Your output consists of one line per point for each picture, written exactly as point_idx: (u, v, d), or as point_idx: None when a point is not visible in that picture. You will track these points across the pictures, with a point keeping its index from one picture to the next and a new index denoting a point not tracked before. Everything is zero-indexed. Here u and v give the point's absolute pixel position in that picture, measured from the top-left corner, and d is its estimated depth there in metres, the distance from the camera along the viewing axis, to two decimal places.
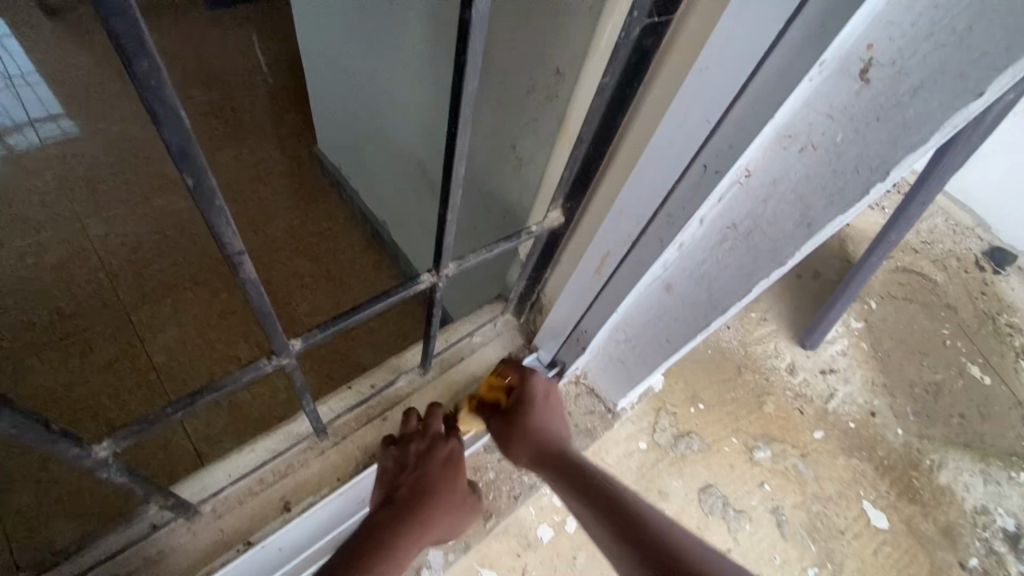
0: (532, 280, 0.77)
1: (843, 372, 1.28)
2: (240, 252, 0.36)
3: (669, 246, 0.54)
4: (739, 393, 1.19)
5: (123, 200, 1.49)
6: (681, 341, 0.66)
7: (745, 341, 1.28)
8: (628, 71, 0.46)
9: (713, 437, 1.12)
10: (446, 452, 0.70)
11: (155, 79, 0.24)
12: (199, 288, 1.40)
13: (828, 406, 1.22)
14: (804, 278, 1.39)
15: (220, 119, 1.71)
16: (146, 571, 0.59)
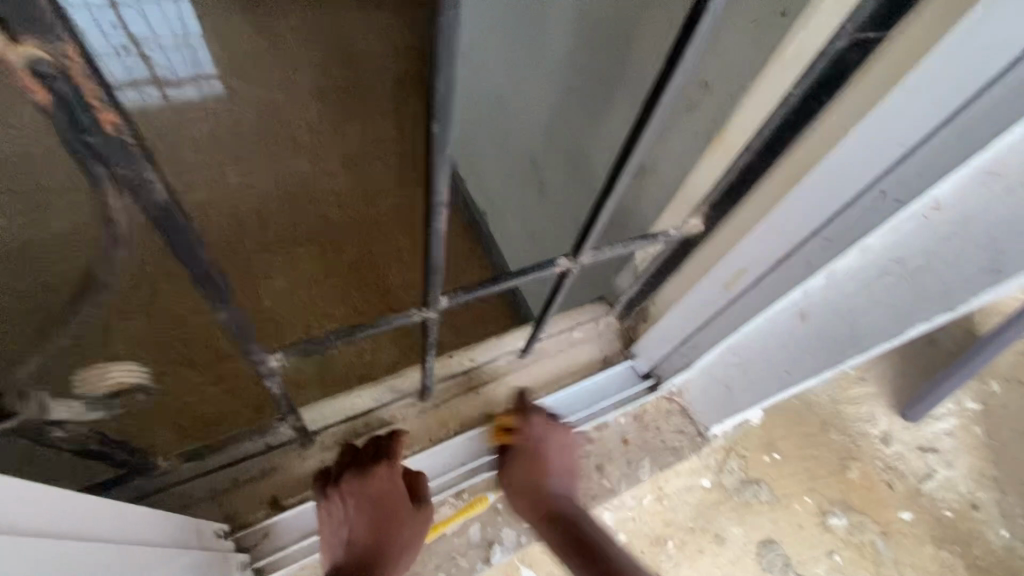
0: (646, 287, 0.76)
1: (947, 455, 1.15)
2: (446, 206, 0.43)
3: (817, 271, 0.52)
4: (821, 451, 1.10)
5: (260, 157, 1.65)
6: (805, 376, 0.63)
7: (837, 398, 1.18)
8: (819, 84, 0.44)
9: (784, 491, 1.05)
10: (382, 487, 0.62)
11: (450, 32, 0.30)
12: (310, 246, 1.52)
13: (923, 487, 1.11)
14: (916, 342, 1.26)
15: (347, 92, 1.81)
16: (260, 482, 0.66)
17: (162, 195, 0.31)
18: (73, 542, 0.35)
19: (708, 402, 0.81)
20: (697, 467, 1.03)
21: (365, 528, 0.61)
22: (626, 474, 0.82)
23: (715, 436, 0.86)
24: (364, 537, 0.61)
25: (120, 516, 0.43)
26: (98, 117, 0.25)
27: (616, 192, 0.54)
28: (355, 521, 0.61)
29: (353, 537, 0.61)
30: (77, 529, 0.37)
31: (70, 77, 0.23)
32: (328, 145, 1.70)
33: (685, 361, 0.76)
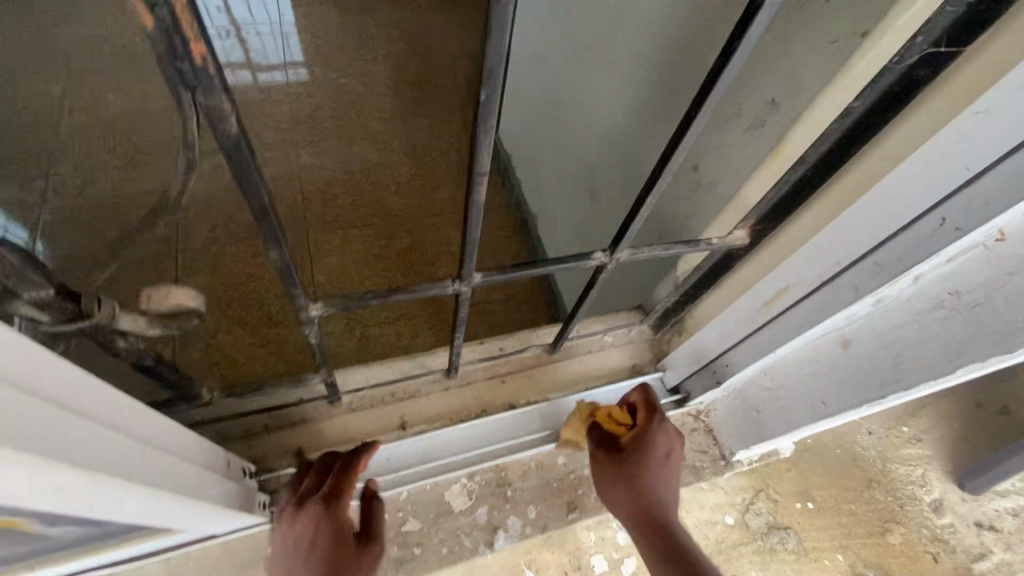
0: (684, 299, 0.75)
1: (1006, 536, 1.06)
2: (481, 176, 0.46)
3: (864, 297, 0.51)
4: (860, 509, 1.04)
5: (332, 140, 1.73)
6: (843, 408, 0.59)
7: (886, 454, 1.10)
8: (885, 99, 0.42)
9: (814, 544, 1.00)
10: (313, 525, 0.60)
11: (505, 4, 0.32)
12: (365, 229, 1.59)
13: (974, 566, 1.02)
14: (985, 408, 1.17)
15: (420, 88, 1.86)
16: (290, 430, 0.70)
17: (232, 124, 0.34)
18: (138, 442, 0.40)
19: (736, 426, 0.78)
20: (722, 502, 1.00)
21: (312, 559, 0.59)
22: None
23: (740, 461, 0.82)
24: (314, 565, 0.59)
25: (171, 431, 0.47)
26: (189, 45, 0.28)
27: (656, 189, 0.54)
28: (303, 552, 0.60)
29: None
30: (124, 398, 0.39)
31: (170, 4, 0.26)
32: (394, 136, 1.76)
33: (715, 379, 0.75)
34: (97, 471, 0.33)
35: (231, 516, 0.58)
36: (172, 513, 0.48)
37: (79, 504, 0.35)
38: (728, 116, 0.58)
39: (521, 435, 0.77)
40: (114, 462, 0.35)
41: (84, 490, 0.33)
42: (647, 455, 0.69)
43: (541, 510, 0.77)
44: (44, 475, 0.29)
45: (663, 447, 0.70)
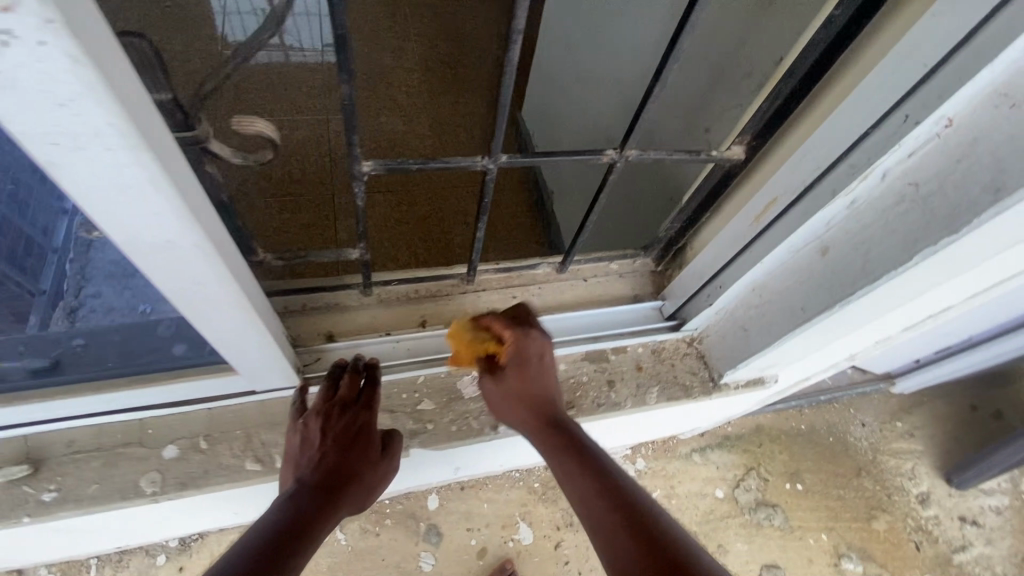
0: (687, 224, 0.82)
1: (988, 531, 1.29)
2: (520, 32, 0.51)
3: (839, 197, 0.58)
4: (847, 494, 1.28)
5: None
6: (818, 312, 0.66)
7: (878, 447, 1.35)
8: (864, 6, 0.51)
9: (800, 523, 1.24)
10: (360, 421, 0.66)
11: None
12: None
13: (954, 555, 1.25)
14: (978, 412, 1.42)
15: None
16: (325, 312, 0.78)
17: None
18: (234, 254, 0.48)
19: (723, 349, 0.85)
20: (713, 478, 1.26)
21: (325, 453, 0.63)
22: (636, 393, 0.86)
23: (729, 385, 0.89)
24: (336, 457, 0.63)
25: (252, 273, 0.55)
26: None
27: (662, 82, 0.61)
28: (325, 450, 0.63)
29: (324, 458, 0.62)
30: None
31: None
32: None
33: (708, 302, 0.82)
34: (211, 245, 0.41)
35: (274, 368, 0.66)
36: (225, 332, 0.54)
37: (177, 266, 0.42)
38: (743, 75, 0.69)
39: None
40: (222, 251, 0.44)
41: (188, 249, 0.40)
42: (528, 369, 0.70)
43: None
44: (175, 207, 0.36)
45: (536, 350, 0.70)
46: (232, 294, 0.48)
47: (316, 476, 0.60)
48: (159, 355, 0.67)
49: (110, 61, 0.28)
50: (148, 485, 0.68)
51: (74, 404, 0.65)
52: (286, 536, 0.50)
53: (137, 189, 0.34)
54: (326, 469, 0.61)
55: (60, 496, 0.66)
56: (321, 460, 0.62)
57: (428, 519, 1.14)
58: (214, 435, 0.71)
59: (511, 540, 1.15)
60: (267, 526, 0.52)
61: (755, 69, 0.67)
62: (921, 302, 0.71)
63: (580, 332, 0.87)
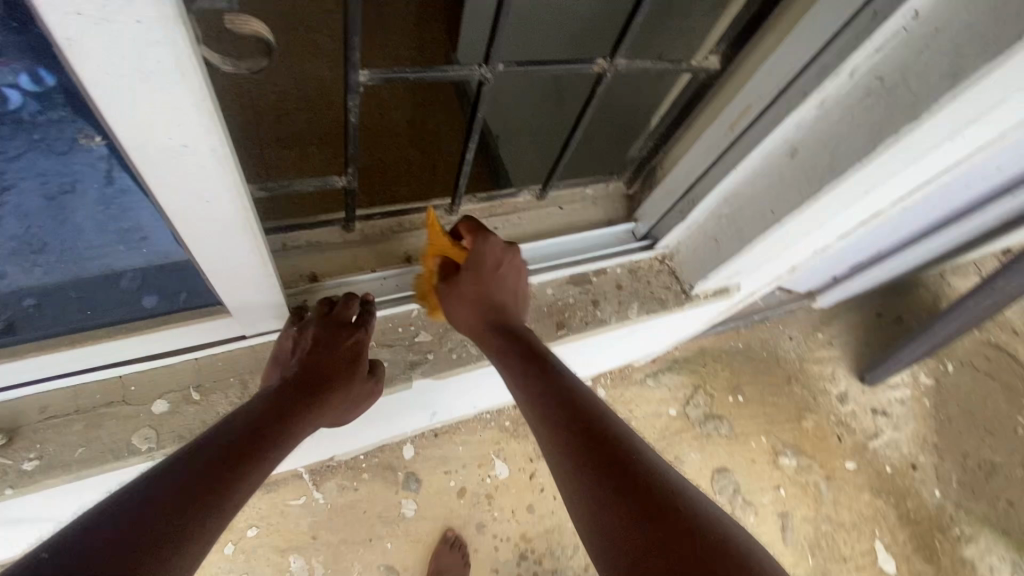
0: (659, 142, 0.86)
1: (896, 419, 1.49)
2: None
3: (812, 95, 0.62)
4: (780, 401, 1.44)
5: None
6: (787, 212, 0.72)
7: (804, 358, 1.51)
8: None
9: (742, 429, 1.38)
10: (353, 343, 0.68)
11: None
12: None
13: (870, 443, 1.44)
14: (884, 317, 1.62)
15: None
16: (307, 251, 0.75)
17: None
18: None
19: (694, 262, 0.91)
20: (666, 398, 1.37)
21: (306, 366, 0.66)
22: (620, 307, 0.90)
23: (699, 295, 0.95)
24: (318, 371, 0.66)
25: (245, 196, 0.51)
26: None
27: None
28: (310, 362, 0.66)
29: (309, 370, 0.66)
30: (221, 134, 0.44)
31: None
32: None
33: (682, 218, 0.86)
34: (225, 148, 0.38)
35: (268, 308, 0.63)
36: (222, 264, 0.51)
37: (187, 179, 0.40)
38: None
39: None
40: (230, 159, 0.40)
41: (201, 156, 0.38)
42: (480, 274, 0.73)
43: (533, 328, 0.86)
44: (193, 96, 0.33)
45: (492, 259, 0.74)
46: (240, 217, 0.45)
47: (296, 388, 0.64)
48: (134, 305, 0.62)
49: None
50: (142, 442, 0.64)
51: (44, 363, 0.59)
52: (243, 446, 0.54)
53: (156, 76, 0.32)
54: (305, 378, 0.65)
55: (43, 463, 0.61)
56: (304, 368, 0.66)
57: (407, 469, 1.17)
58: (205, 385, 0.67)
59: (488, 478, 1.20)
60: (228, 430, 0.56)
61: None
62: (866, 203, 0.79)
63: (561, 257, 0.89)
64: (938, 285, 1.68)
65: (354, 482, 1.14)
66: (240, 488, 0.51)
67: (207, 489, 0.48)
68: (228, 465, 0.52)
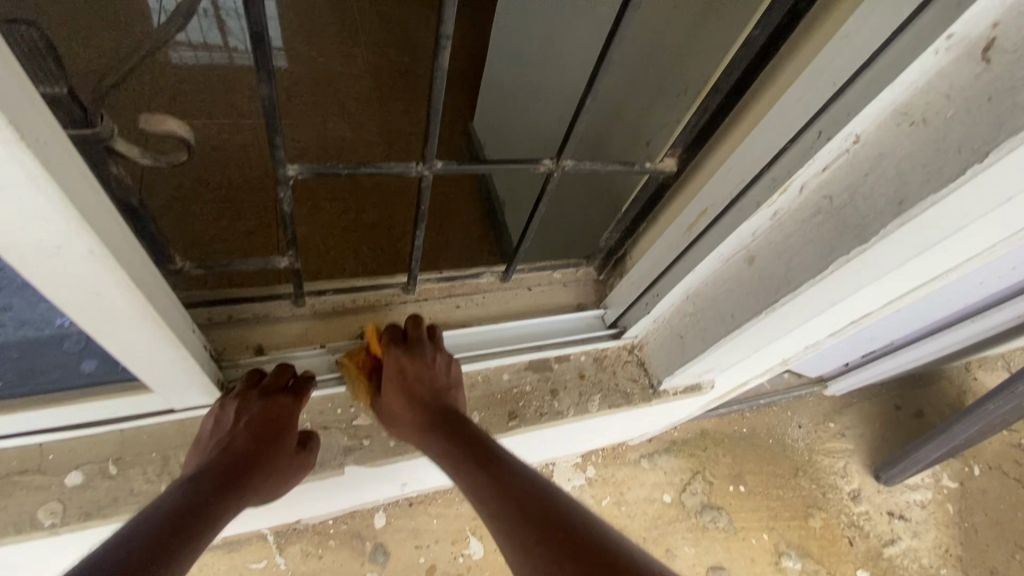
0: (625, 234, 0.84)
1: (915, 525, 1.35)
2: (447, 38, 0.50)
3: (763, 208, 0.60)
4: (787, 495, 1.33)
5: (328, 48, 1.58)
6: (747, 318, 0.69)
7: (813, 448, 1.41)
8: (780, 26, 0.54)
9: (742, 524, 1.27)
10: (278, 412, 0.66)
11: None
12: (358, 116, 1.46)
13: (885, 550, 1.31)
14: (902, 411, 1.51)
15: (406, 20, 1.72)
16: (254, 323, 0.74)
17: None
18: (140, 261, 0.44)
19: (661, 356, 0.86)
20: (662, 483, 1.28)
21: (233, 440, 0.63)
22: (578, 402, 0.86)
23: (667, 393, 0.90)
24: (244, 445, 0.63)
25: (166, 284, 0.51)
26: None
27: (595, 90, 0.63)
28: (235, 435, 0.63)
29: (233, 445, 0.62)
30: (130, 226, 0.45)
31: None
32: (370, 40, 1.63)
33: (647, 311, 0.83)
34: (106, 249, 0.38)
35: (194, 383, 0.62)
36: (138, 351, 0.51)
37: (72, 276, 0.39)
38: (677, 87, 0.70)
39: (473, 351, 0.83)
40: (119, 255, 0.40)
41: (79, 255, 0.37)
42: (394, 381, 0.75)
43: (484, 417, 0.83)
44: (56, 206, 0.33)
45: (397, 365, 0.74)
46: (139, 306, 0.45)
47: (220, 464, 0.60)
48: (66, 371, 0.62)
49: None
50: (47, 518, 0.62)
51: None
52: (179, 522, 0.50)
53: (12, 188, 0.31)
54: (231, 455, 0.62)
55: None
56: (228, 446, 0.63)
57: (375, 539, 1.06)
58: (125, 459, 0.66)
59: (460, 557, 1.08)
60: (163, 510, 0.51)
61: (687, 83, 0.68)
62: (843, 307, 0.75)
63: (524, 340, 0.86)
64: (959, 379, 1.58)
65: (320, 548, 1.04)
66: (177, 566, 0.46)
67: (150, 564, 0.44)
68: (171, 540, 0.47)
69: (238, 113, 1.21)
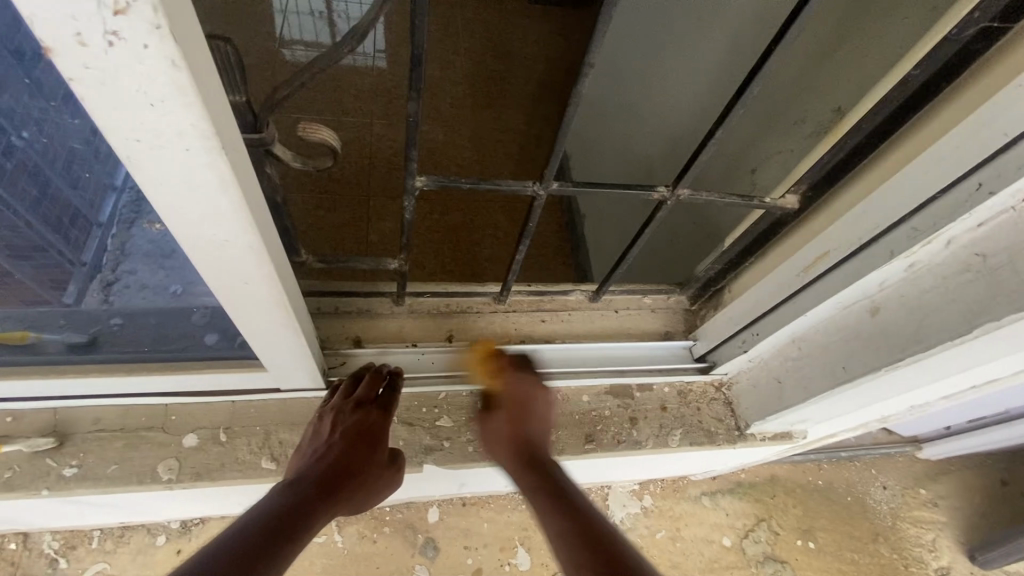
0: (727, 267, 0.81)
1: None
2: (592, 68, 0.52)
3: (898, 258, 0.56)
4: (866, 561, 1.21)
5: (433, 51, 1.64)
6: (862, 373, 0.64)
7: (900, 513, 1.28)
8: (945, 68, 0.50)
9: None
10: (369, 425, 0.67)
11: None
12: (457, 121, 1.51)
13: None
14: (1010, 488, 1.34)
15: (509, 27, 1.75)
16: (357, 316, 0.79)
17: None
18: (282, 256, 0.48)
19: (753, 398, 0.82)
20: (722, 525, 1.19)
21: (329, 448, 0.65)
22: (658, 434, 0.83)
23: (754, 436, 0.86)
24: (339, 452, 0.64)
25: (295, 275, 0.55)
26: None
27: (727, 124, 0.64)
28: (330, 443, 0.65)
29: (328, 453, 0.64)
30: None
31: None
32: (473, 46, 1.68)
33: (743, 348, 0.79)
34: (263, 244, 0.41)
35: (303, 369, 0.66)
36: (266, 335, 0.55)
37: (230, 265, 0.43)
38: (795, 120, 0.70)
39: (556, 367, 0.83)
40: (270, 250, 0.43)
41: (241, 248, 0.41)
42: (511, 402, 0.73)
43: (560, 436, 0.81)
44: (233, 206, 0.36)
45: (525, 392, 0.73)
46: (276, 296, 0.48)
47: (316, 471, 0.62)
48: (191, 342, 0.68)
49: (198, 66, 0.28)
50: (165, 473, 0.69)
51: (109, 383, 0.66)
52: (275, 527, 0.51)
53: (203, 188, 0.34)
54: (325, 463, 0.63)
55: (79, 472, 0.67)
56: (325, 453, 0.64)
57: (427, 532, 1.06)
58: (234, 429, 0.71)
59: (506, 565, 1.07)
60: (260, 515, 0.52)
61: (808, 115, 0.68)
62: (969, 372, 0.68)
63: (607, 364, 0.85)
64: None
65: (376, 532, 1.04)
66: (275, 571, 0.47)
67: (251, 569, 0.46)
68: (264, 549, 0.48)
69: (344, 111, 1.29)
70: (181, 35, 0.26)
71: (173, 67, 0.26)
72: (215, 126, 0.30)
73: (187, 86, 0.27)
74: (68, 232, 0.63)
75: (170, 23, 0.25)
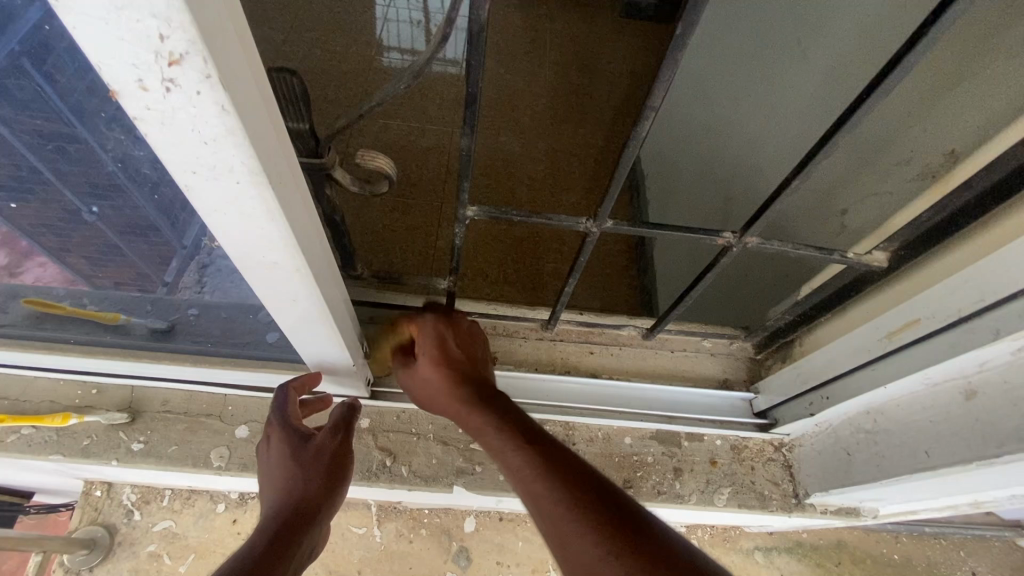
0: (800, 319, 0.74)
1: None
2: (653, 108, 0.50)
3: (1003, 340, 0.48)
4: None
5: (515, 61, 1.65)
6: (949, 462, 0.56)
7: None
8: None
9: None
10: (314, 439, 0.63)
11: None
12: (530, 134, 1.51)
13: None
14: None
15: (594, 41, 1.73)
16: None
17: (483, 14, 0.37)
18: (327, 279, 0.50)
19: (818, 466, 0.75)
20: None
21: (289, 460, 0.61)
22: (704, 490, 0.78)
23: (813, 507, 0.78)
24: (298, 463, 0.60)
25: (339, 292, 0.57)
26: None
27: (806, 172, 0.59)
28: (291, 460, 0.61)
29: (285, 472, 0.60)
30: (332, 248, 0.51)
31: None
32: (555, 58, 1.67)
33: (809, 411, 0.72)
34: (307, 269, 0.43)
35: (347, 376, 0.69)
36: (312, 346, 0.58)
37: (278, 284, 0.44)
38: (889, 164, 0.63)
39: (599, 403, 0.80)
40: (314, 273, 0.45)
41: (288, 271, 0.42)
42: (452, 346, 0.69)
43: None
44: (279, 234, 0.37)
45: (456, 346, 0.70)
46: (319, 312, 0.50)
47: (281, 491, 0.58)
48: (255, 339, 0.73)
49: (251, 112, 0.29)
50: (216, 459, 0.74)
51: (180, 370, 0.72)
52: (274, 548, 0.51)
53: (253, 216, 0.35)
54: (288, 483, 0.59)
55: (145, 448, 0.73)
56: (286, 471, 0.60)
57: (461, 542, 1.02)
58: None
59: None
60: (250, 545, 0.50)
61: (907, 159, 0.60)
62: None
63: (655, 407, 0.80)
64: None
65: (412, 533, 1.01)
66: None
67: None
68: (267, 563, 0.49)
69: (428, 119, 1.34)
70: (232, 84, 0.27)
71: (224, 115, 0.27)
72: (263, 163, 0.32)
73: (236, 128, 0.28)
74: (176, 215, 0.58)
75: (222, 73, 0.26)
